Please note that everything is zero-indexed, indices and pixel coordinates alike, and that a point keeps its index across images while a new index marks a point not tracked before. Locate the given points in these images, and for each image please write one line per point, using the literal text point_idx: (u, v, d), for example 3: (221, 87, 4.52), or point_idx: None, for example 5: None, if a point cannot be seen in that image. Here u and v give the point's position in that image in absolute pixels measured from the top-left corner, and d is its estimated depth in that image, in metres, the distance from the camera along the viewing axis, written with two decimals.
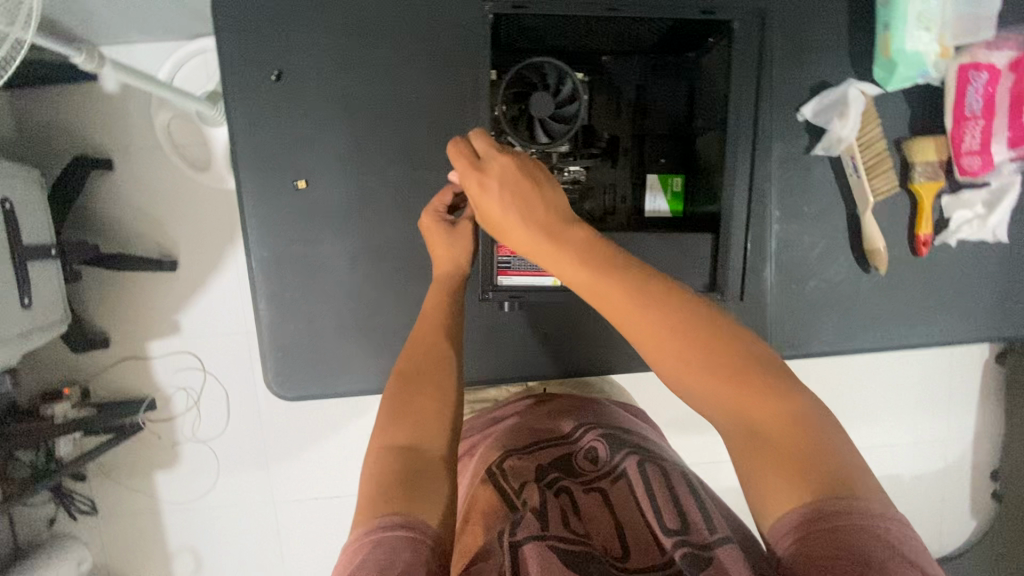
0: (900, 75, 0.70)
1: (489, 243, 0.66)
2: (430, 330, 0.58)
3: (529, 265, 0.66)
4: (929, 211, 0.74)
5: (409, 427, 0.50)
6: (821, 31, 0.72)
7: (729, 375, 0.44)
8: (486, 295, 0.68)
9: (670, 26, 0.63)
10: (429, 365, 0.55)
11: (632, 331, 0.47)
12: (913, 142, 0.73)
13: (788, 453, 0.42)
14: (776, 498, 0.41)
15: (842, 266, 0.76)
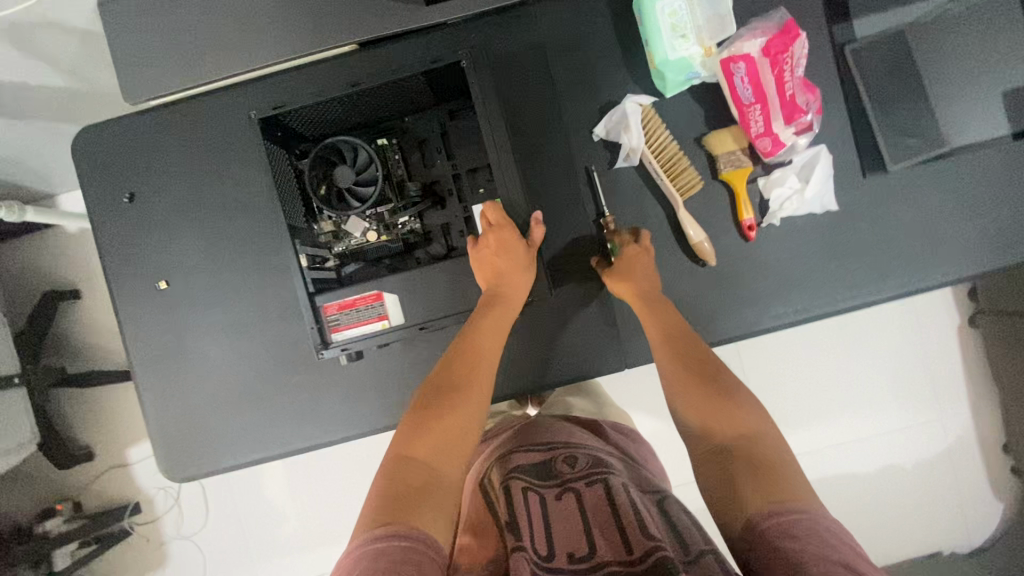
0: (672, 80, 0.75)
1: (314, 308, 0.70)
2: (467, 350, 0.69)
3: (353, 316, 0.71)
4: (744, 197, 0.77)
5: (427, 451, 0.63)
6: (597, 58, 0.78)
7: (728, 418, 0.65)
8: (322, 354, 0.71)
9: (423, 79, 0.72)
10: (447, 392, 0.67)
11: (671, 381, 0.70)
12: (709, 137, 0.76)
13: (757, 457, 0.60)
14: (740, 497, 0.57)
15: (675, 264, 0.78)
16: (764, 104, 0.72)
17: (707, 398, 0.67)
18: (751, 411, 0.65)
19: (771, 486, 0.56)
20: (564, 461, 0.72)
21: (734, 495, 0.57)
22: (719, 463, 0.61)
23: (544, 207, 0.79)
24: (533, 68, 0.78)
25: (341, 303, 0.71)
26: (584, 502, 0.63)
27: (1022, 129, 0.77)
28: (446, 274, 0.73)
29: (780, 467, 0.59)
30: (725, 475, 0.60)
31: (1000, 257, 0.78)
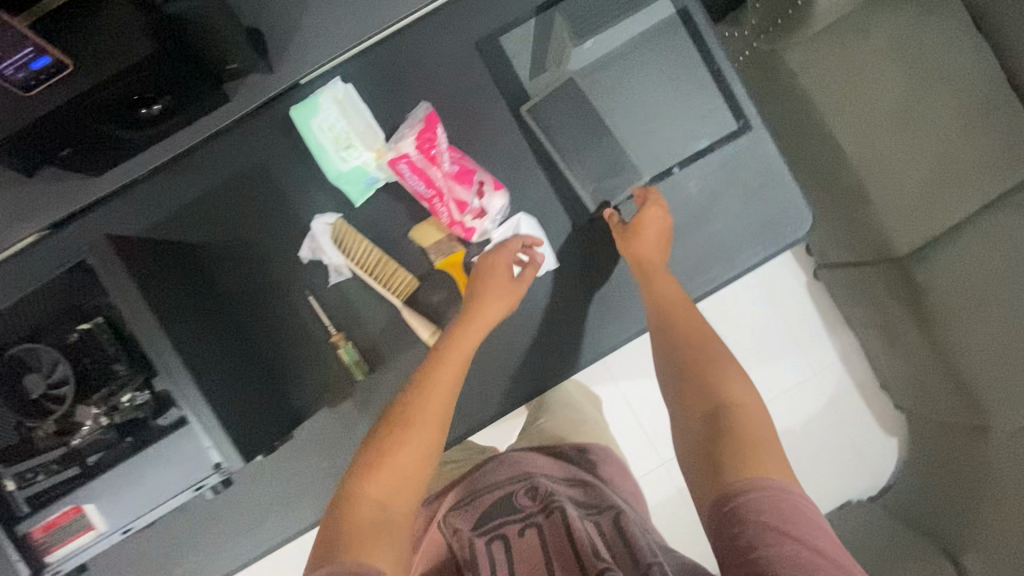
0: (352, 190, 0.75)
1: (25, 531, 0.68)
2: (443, 384, 0.68)
3: (53, 542, 0.64)
4: (464, 281, 0.77)
5: (389, 475, 0.62)
6: (279, 183, 0.77)
7: (713, 401, 0.69)
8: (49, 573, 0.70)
9: (82, 272, 0.71)
10: (422, 415, 0.66)
11: (692, 338, 0.75)
12: (413, 231, 0.76)
13: (742, 436, 0.65)
14: (723, 473, 0.62)
15: (415, 364, 0.77)
16: (439, 197, 0.73)
17: (700, 383, 0.72)
18: (745, 400, 0.69)
19: (755, 464, 0.61)
20: (526, 494, 0.77)
21: (728, 467, 0.62)
22: (707, 436, 0.67)
23: (270, 351, 0.76)
24: (225, 210, 0.76)
25: (46, 523, 0.64)
26: (550, 532, 0.69)
27: (709, 143, 0.79)
28: (152, 465, 0.63)
29: (761, 444, 0.64)
30: (709, 455, 0.65)
31: (725, 268, 0.80)
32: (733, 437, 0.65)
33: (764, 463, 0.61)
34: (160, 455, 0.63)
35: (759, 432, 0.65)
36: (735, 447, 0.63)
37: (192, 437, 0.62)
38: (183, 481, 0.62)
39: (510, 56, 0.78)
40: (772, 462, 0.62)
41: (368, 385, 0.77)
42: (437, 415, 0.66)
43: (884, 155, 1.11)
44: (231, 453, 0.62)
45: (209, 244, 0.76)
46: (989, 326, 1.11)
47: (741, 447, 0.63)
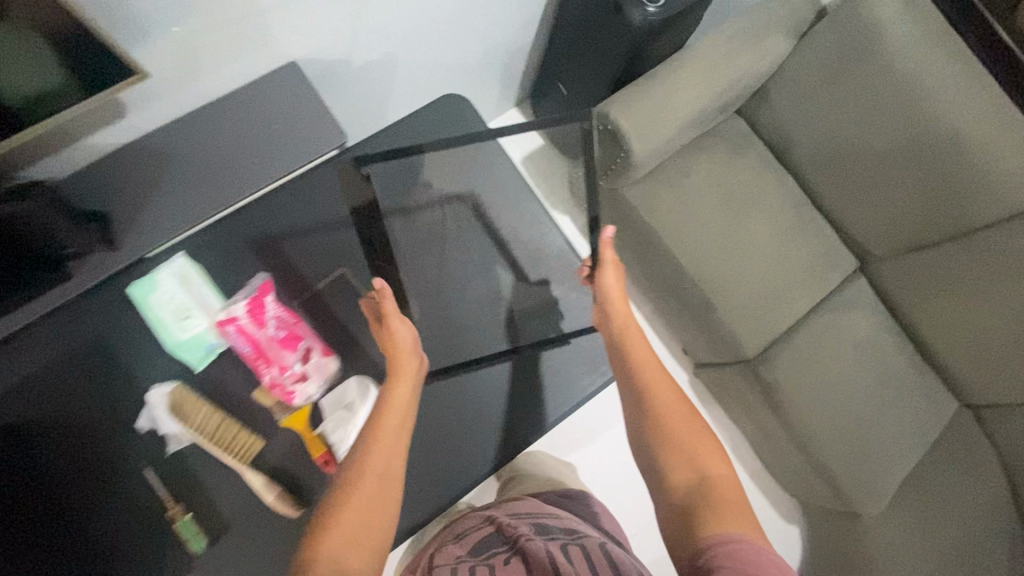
0: (191, 357, 0.76)
1: None
2: (386, 443, 0.69)
3: None
4: (309, 436, 0.78)
5: (343, 537, 0.59)
6: (114, 357, 0.77)
7: (680, 450, 0.76)
8: None
9: None
10: (377, 480, 0.65)
11: (649, 387, 0.84)
12: (257, 392, 0.77)
13: (710, 492, 0.69)
14: (698, 528, 0.65)
15: (260, 528, 0.75)
16: (259, 356, 0.76)
17: (682, 441, 0.77)
18: (707, 449, 0.76)
19: (711, 516, 0.66)
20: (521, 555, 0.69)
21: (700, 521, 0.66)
22: (686, 501, 0.70)
23: (99, 534, 0.72)
24: (53, 389, 0.75)
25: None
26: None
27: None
28: None
29: (733, 503, 0.68)
30: (683, 517, 0.69)
31: None
32: (698, 497, 0.69)
33: (735, 521, 0.64)
34: None
35: (725, 490, 0.70)
36: (703, 507, 0.67)
37: None
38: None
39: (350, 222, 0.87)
40: (735, 521, 0.64)
41: (208, 558, 0.74)
42: (381, 500, 0.64)
43: (719, 269, 1.26)
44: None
45: (34, 427, 0.74)
46: (835, 416, 1.22)
47: (707, 509, 0.67)
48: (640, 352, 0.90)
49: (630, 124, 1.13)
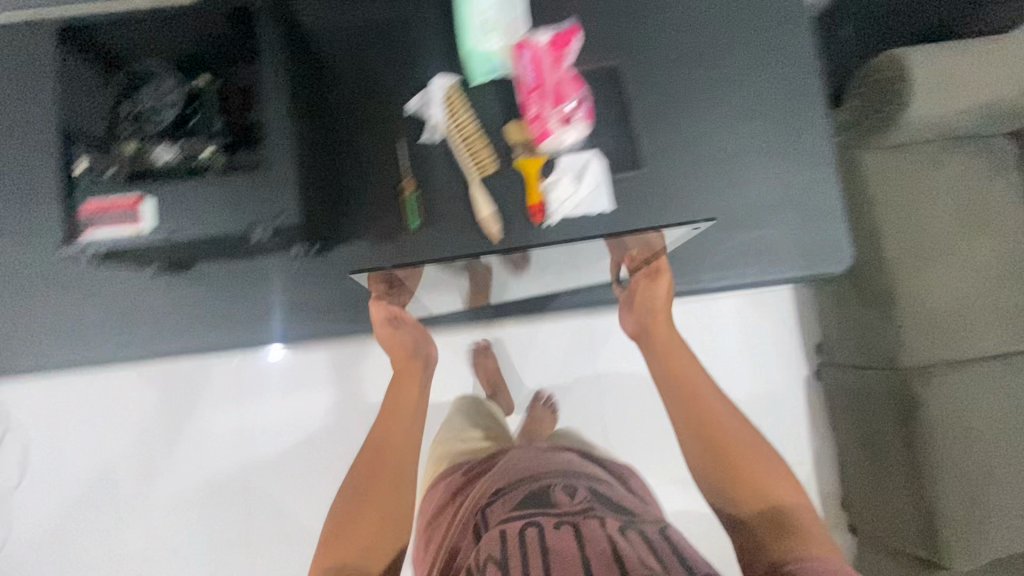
0: (477, 70, 0.82)
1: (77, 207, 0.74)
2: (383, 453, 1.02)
3: (108, 221, 0.78)
4: (533, 183, 0.82)
5: (365, 535, 0.91)
6: (414, 37, 0.84)
7: (740, 467, 0.92)
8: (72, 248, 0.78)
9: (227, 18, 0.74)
10: (377, 521, 0.92)
11: (711, 413, 1.00)
12: (508, 125, 0.83)
13: (782, 515, 0.85)
14: (774, 537, 0.81)
15: (461, 235, 0.83)
16: (541, 92, 0.79)
17: (738, 461, 0.93)
18: (766, 471, 0.92)
19: (784, 543, 0.79)
20: (563, 489, 0.84)
21: (778, 544, 0.80)
22: (753, 516, 0.86)
23: (351, 171, 0.81)
24: (363, 38, 0.83)
25: (102, 203, 0.76)
26: (582, 527, 0.74)
27: (773, 166, 0.87)
28: None
29: (804, 522, 0.84)
30: (757, 529, 0.84)
31: (761, 271, 0.86)
32: (776, 515, 0.84)
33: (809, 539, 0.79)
34: None
35: (795, 511, 0.86)
36: (773, 523, 0.83)
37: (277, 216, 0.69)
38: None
39: (650, 22, 0.86)
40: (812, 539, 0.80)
41: (413, 235, 0.82)
42: (387, 498, 0.95)
43: (918, 270, 1.19)
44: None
45: (339, 60, 0.82)
46: (968, 471, 1.13)
47: (785, 528, 0.82)
48: (694, 373, 1.06)
49: (922, 77, 1.06)
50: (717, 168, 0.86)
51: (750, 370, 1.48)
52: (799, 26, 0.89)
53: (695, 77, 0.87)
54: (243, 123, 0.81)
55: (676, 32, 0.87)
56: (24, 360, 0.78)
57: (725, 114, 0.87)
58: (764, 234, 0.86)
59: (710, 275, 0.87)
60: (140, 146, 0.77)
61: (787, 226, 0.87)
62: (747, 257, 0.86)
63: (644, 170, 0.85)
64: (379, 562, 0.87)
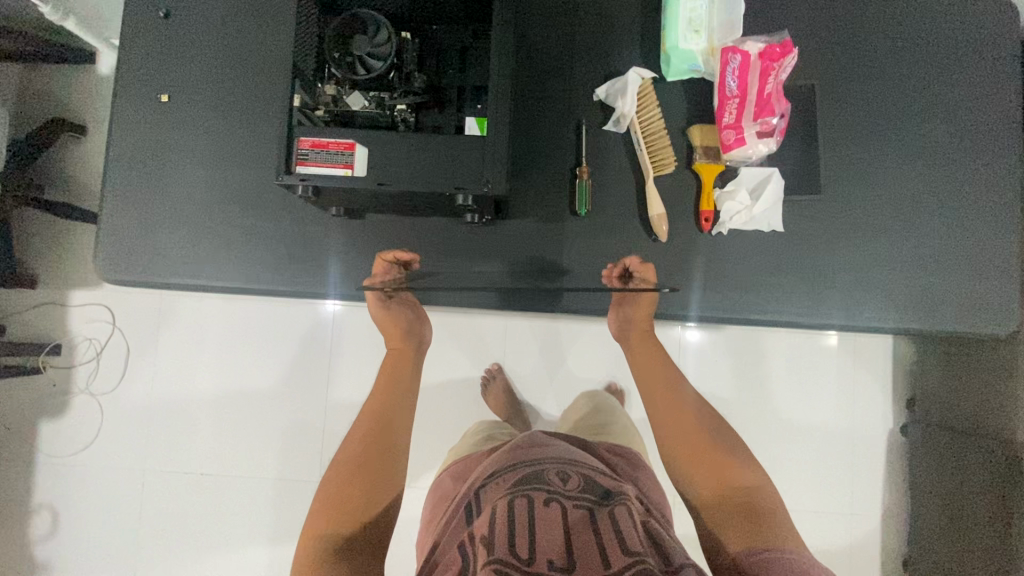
0: (674, 67, 0.82)
1: (289, 135, 0.69)
2: (371, 421, 0.95)
3: (322, 154, 0.68)
4: (708, 190, 0.82)
5: (347, 509, 0.82)
6: (615, 27, 0.84)
7: (706, 458, 0.98)
8: (280, 178, 0.68)
9: None
10: (365, 485, 0.85)
11: (669, 412, 1.05)
12: (693, 128, 0.82)
13: (762, 502, 0.91)
14: (741, 527, 0.86)
15: (627, 230, 0.83)
16: (742, 100, 0.77)
17: (710, 463, 0.97)
18: (736, 461, 0.98)
19: (741, 536, 0.83)
20: (556, 476, 0.84)
21: (731, 534, 0.85)
22: (728, 502, 0.91)
23: (531, 149, 0.83)
24: (565, 22, 0.84)
25: (316, 142, 0.68)
26: (568, 515, 0.74)
27: (951, 216, 0.85)
28: (439, 150, 0.68)
29: (773, 512, 0.88)
30: (730, 510, 0.90)
31: (919, 320, 0.84)
32: (743, 501, 0.90)
33: (770, 526, 0.85)
34: (440, 152, 0.68)
35: (763, 493, 0.93)
36: (744, 514, 0.88)
37: (490, 179, 0.68)
38: (445, 176, 0.68)
39: (854, 51, 0.85)
40: (776, 522, 0.86)
41: (579, 221, 0.83)
42: (371, 466, 0.88)
43: None
44: (486, 133, 0.69)
45: (537, 41, 0.84)
46: None
47: (752, 521, 0.86)
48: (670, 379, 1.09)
49: None
50: (892, 207, 0.85)
51: (834, 411, 1.46)
52: (1005, 80, 0.86)
53: (888, 112, 0.86)
54: (436, 87, 0.82)
55: (878, 64, 0.86)
56: (200, 275, 0.83)
57: (911, 154, 0.86)
58: (927, 284, 0.84)
59: (868, 314, 0.84)
60: (338, 92, 0.77)
61: (953, 279, 0.84)
62: (906, 304, 0.84)
63: (820, 196, 0.84)
64: (356, 527, 0.80)
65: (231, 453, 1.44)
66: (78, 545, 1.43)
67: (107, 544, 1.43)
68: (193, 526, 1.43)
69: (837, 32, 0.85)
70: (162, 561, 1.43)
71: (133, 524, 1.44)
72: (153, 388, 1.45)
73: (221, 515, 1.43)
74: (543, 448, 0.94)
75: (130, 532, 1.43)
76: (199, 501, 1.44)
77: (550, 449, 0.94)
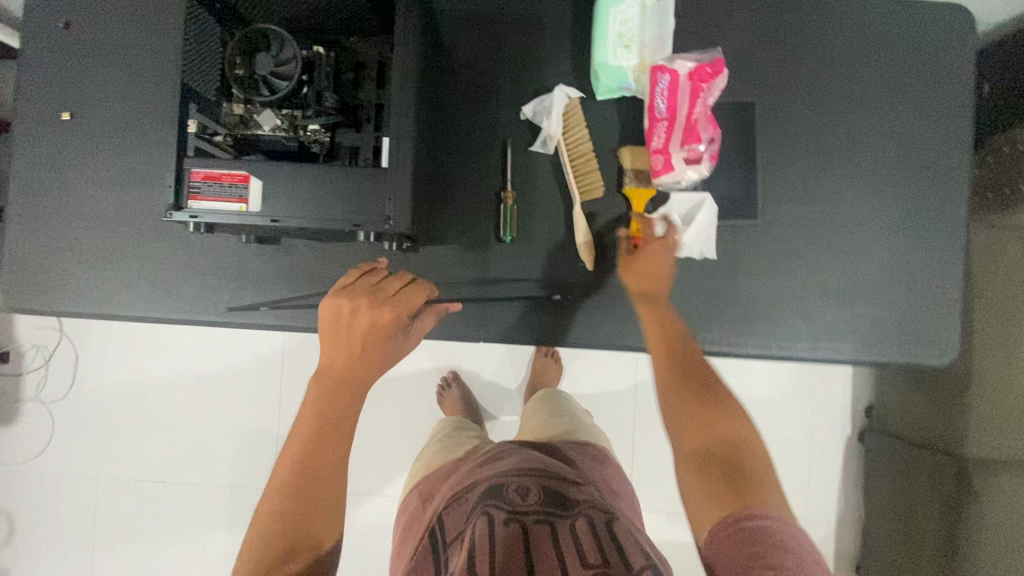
0: (604, 84, 0.77)
1: (182, 167, 0.65)
2: (284, 473, 0.68)
3: (215, 188, 0.64)
4: (638, 216, 0.78)
5: None
6: (544, 39, 0.79)
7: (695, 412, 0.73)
8: (172, 214, 0.65)
9: None
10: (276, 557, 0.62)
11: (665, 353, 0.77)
12: (623, 150, 0.78)
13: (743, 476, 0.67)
14: (713, 498, 0.65)
15: (554, 257, 0.80)
16: (670, 123, 0.73)
17: (697, 417, 0.73)
18: (726, 422, 0.72)
19: (727, 501, 0.64)
20: (514, 488, 0.70)
21: (706, 500, 0.65)
22: (707, 467, 0.68)
23: (455, 170, 0.79)
24: (491, 33, 0.79)
25: (208, 174, 0.65)
26: (529, 539, 0.62)
27: (893, 240, 0.82)
28: (340, 184, 0.64)
29: (753, 488, 0.65)
30: (713, 473, 0.67)
31: (854, 349, 0.81)
32: (723, 470, 0.67)
33: (749, 499, 0.64)
34: (340, 186, 0.65)
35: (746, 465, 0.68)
36: (719, 480, 0.66)
37: (395, 215, 0.65)
38: (344, 212, 0.65)
39: (796, 64, 0.81)
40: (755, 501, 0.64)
41: (504, 248, 0.79)
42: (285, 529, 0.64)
43: None
44: (387, 165, 0.66)
45: (461, 53, 0.79)
46: None
47: (729, 484, 0.65)
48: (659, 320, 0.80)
49: None
50: (833, 232, 0.82)
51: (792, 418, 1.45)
52: (955, 98, 0.82)
53: (832, 132, 0.82)
54: (354, 104, 0.77)
55: (822, 81, 0.81)
56: (109, 303, 0.80)
57: (855, 175, 0.82)
58: (865, 312, 0.81)
59: (804, 345, 0.81)
60: (246, 112, 0.73)
61: (892, 308, 0.82)
62: (843, 333, 0.81)
63: (757, 220, 0.80)
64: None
65: (184, 460, 1.43)
66: (35, 551, 1.43)
67: (64, 550, 1.43)
68: (148, 532, 1.43)
69: (779, 47, 0.81)
70: (118, 566, 1.43)
71: (88, 531, 1.43)
72: (103, 395, 1.43)
73: (176, 522, 1.43)
74: (502, 456, 0.81)
75: (86, 539, 1.43)
76: (154, 507, 1.43)
77: (510, 456, 0.81)
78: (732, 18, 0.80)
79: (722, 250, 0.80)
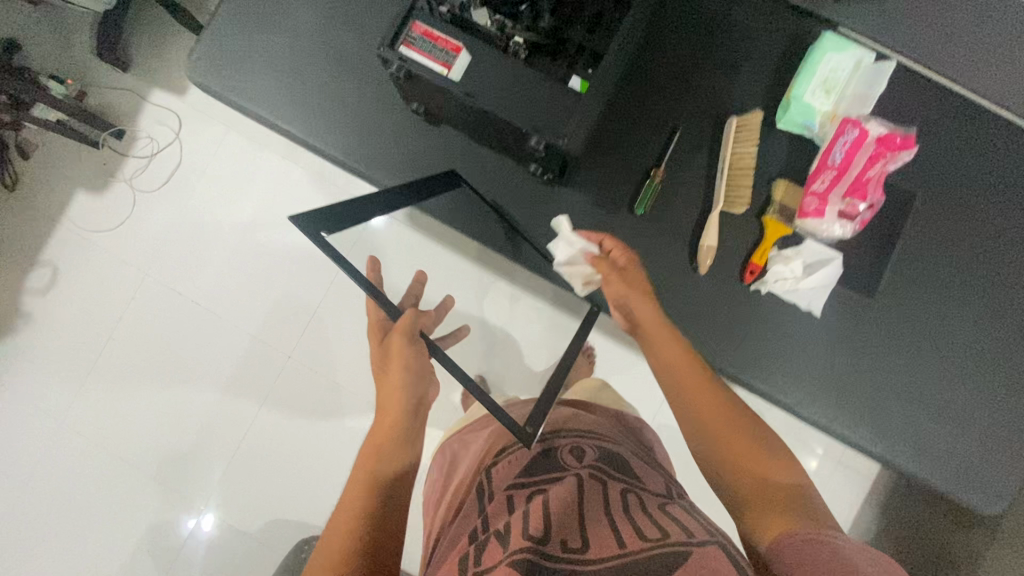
0: (790, 116, 0.79)
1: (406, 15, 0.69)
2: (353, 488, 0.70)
3: (429, 45, 0.68)
4: (767, 246, 0.80)
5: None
6: (751, 54, 0.82)
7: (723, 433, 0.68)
8: (379, 52, 0.69)
9: None
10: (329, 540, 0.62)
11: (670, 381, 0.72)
12: (778, 183, 0.80)
13: (776, 484, 0.63)
14: (758, 523, 0.60)
15: (673, 250, 0.82)
16: (838, 175, 0.75)
17: (726, 441, 0.67)
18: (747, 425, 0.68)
19: (779, 517, 0.60)
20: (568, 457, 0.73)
21: (755, 523, 0.61)
22: (749, 490, 0.63)
23: (621, 132, 0.82)
24: (707, 29, 0.82)
25: (427, 32, 0.69)
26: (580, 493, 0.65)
27: (991, 379, 0.81)
28: (537, 89, 0.68)
29: (788, 498, 0.62)
30: (751, 494, 0.63)
31: (911, 458, 0.81)
32: (757, 488, 0.63)
33: (786, 512, 0.60)
34: (536, 91, 0.68)
35: (777, 466, 0.65)
36: (758, 498, 0.62)
37: (572, 135, 0.67)
38: (528, 115, 0.68)
39: (970, 176, 0.82)
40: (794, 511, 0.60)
41: (632, 221, 0.82)
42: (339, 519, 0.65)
43: None
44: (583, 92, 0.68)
45: (672, 35, 0.82)
46: None
47: (771, 504, 0.61)
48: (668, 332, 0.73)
49: None
50: (938, 344, 0.81)
51: None
52: None
53: (977, 252, 0.82)
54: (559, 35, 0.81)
55: (987, 202, 0.82)
56: (271, 114, 0.85)
57: (982, 302, 0.82)
58: (938, 429, 0.81)
59: (865, 434, 0.81)
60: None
61: (962, 440, 0.81)
62: (906, 441, 0.81)
63: (871, 299, 0.81)
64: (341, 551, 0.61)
65: (225, 294, 1.49)
66: (64, 313, 1.51)
67: (90, 323, 1.51)
68: (166, 341, 1.49)
69: (960, 155, 0.82)
70: (126, 359, 1.50)
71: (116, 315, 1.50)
72: (185, 207, 1.51)
73: (193, 345, 1.49)
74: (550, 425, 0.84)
75: (112, 322, 1.50)
76: (180, 323, 1.50)
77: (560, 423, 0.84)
78: (929, 109, 0.81)
79: (830, 312, 0.81)
